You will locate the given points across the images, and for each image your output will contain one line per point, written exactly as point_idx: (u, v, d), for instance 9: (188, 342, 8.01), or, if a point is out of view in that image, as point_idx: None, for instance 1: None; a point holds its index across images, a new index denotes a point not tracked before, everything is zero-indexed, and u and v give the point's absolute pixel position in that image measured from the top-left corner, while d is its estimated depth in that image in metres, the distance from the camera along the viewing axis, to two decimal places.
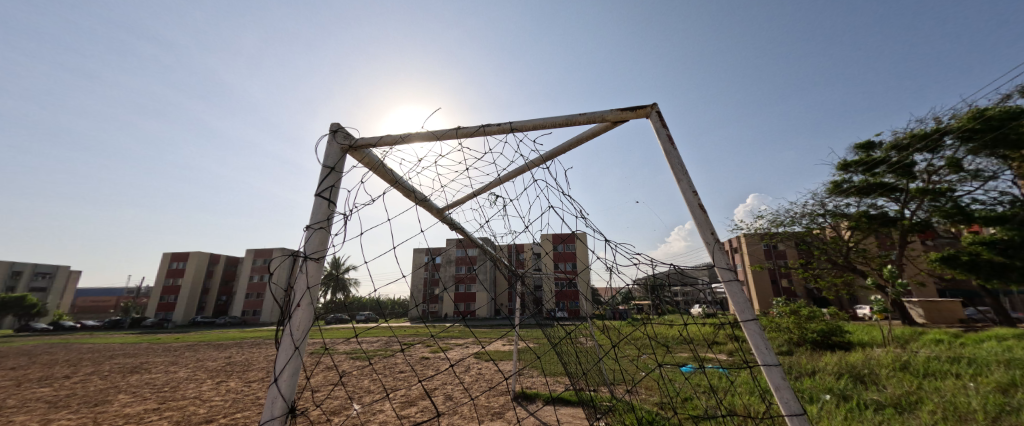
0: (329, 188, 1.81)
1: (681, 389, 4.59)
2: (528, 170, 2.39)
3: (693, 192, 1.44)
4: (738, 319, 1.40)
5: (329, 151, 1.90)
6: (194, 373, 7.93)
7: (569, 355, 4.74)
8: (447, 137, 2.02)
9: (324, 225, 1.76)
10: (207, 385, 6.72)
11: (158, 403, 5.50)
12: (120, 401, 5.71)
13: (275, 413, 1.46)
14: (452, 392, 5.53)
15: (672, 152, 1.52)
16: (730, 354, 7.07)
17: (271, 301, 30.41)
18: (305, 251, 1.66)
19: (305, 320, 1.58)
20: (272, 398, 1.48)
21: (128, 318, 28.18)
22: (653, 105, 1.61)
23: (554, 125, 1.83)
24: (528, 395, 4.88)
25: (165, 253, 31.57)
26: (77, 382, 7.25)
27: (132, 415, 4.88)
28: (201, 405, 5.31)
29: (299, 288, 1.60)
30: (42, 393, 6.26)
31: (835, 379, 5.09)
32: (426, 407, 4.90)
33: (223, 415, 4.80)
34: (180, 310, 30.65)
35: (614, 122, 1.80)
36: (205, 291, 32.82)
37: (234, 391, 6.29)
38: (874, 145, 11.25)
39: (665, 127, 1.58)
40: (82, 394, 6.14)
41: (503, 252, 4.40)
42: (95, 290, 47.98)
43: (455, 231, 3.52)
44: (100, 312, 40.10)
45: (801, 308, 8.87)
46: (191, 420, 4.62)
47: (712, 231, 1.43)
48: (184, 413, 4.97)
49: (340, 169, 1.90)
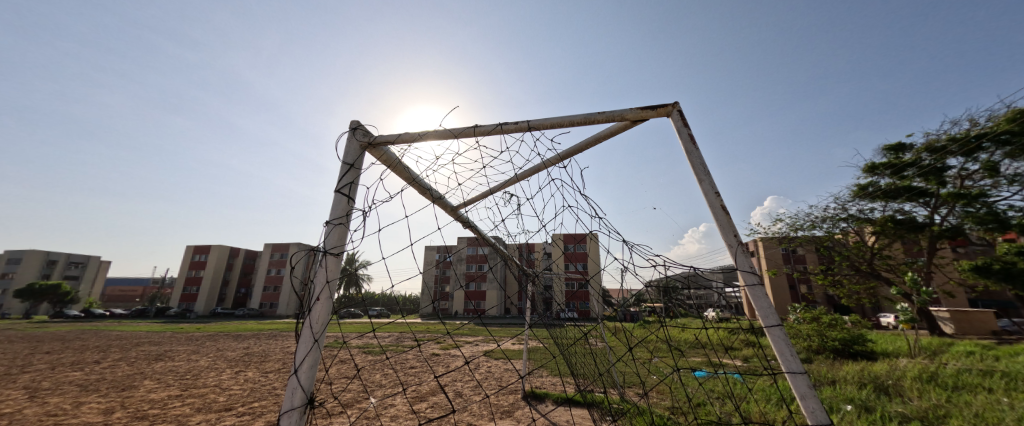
0: (348, 185, 1.86)
1: (695, 394, 4.52)
2: (544, 169, 2.41)
3: (715, 193, 1.43)
4: (761, 325, 1.37)
5: (349, 147, 1.96)
6: (215, 363, 8.22)
7: (579, 357, 4.73)
8: (464, 135, 2.03)
9: (343, 220, 1.80)
10: (226, 375, 6.93)
11: (181, 390, 5.71)
12: (146, 386, 5.95)
13: (296, 403, 1.51)
14: (462, 389, 5.57)
15: (694, 152, 1.51)
16: (747, 360, 6.95)
17: (289, 294, 31.27)
18: (324, 246, 1.72)
19: (324, 312, 1.62)
20: (292, 389, 1.52)
21: (154, 308, 29.40)
22: (675, 103, 1.59)
23: (573, 123, 1.83)
24: (537, 395, 4.90)
25: (189, 246, 32.86)
26: (106, 367, 7.59)
27: (157, 401, 5.08)
28: (221, 393, 5.49)
29: (319, 281, 1.65)
30: (74, 377, 6.57)
31: (857, 389, 4.94)
32: (436, 403, 4.97)
33: (242, 404, 4.94)
34: (202, 301, 31.76)
35: (636, 122, 1.80)
36: (225, 282, 33.94)
37: (252, 380, 6.47)
38: (905, 146, 10.73)
39: (687, 127, 1.57)
40: (111, 379, 6.42)
41: (512, 251, 4.43)
42: (125, 281, 50.33)
43: (468, 230, 3.56)
44: (129, 301, 42.17)
45: (822, 315, 8.57)
46: (212, 408, 4.78)
47: (735, 233, 1.41)
48: (205, 400, 5.15)
49: (358, 166, 1.95)
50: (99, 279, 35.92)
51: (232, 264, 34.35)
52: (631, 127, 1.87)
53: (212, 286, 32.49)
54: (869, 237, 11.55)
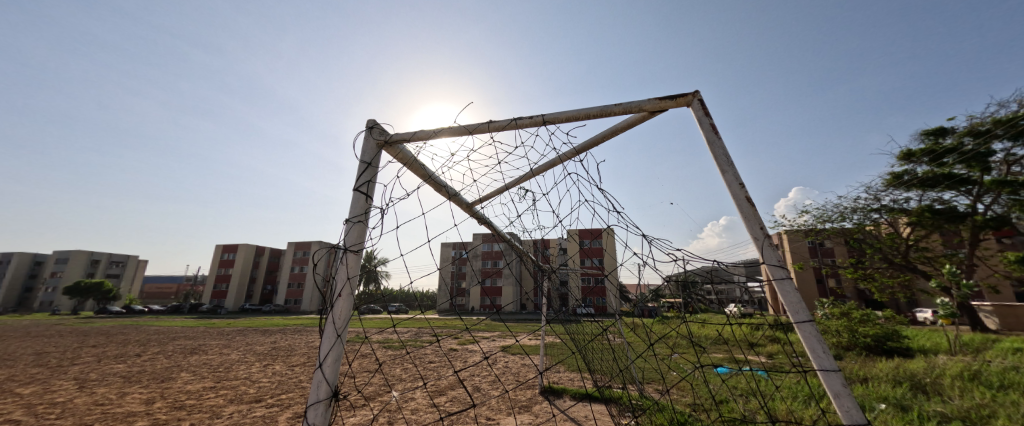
0: (366, 183, 1.89)
1: (718, 391, 4.42)
2: (559, 163, 2.38)
3: (739, 184, 1.38)
4: (791, 321, 1.31)
5: (366, 146, 1.98)
6: (244, 356, 8.59)
7: (597, 353, 4.69)
8: (478, 131, 2.03)
9: (362, 218, 1.83)
10: (255, 368, 7.24)
11: (214, 382, 6.00)
12: (182, 378, 6.28)
13: (321, 397, 1.55)
14: (480, 384, 5.64)
15: (716, 142, 1.46)
16: (771, 357, 6.74)
17: (312, 290, 32.31)
18: (345, 244, 1.75)
19: (345, 309, 1.65)
20: (318, 382, 1.56)
21: (188, 305, 30.95)
22: (695, 93, 1.54)
23: (588, 116, 1.79)
24: (555, 390, 4.89)
25: (218, 245, 34.36)
26: (147, 360, 8.06)
27: (193, 392, 5.36)
28: (251, 386, 5.74)
29: (340, 278, 1.68)
30: (118, 369, 7.00)
31: (892, 387, 4.72)
32: (455, 397, 5.04)
33: (270, 395, 5.15)
34: (231, 297, 33.22)
35: (655, 112, 1.75)
36: (252, 280, 35.35)
37: (280, 373, 6.73)
38: (945, 131, 10.09)
39: (709, 116, 1.51)
40: (151, 371, 6.81)
41: (528, 246, 4.43)
42: (161, 279, 53.11)
43: (483, 226, 3.56)
44: (165, 298, 44.53)
45: (852, 310, 8.21)
46: (243, 399, 5.00)
47: (761, 225, 1.35)
48: (236, 392, 5.40)
49: (376, 165, 1.98)
50: (137, 277, 38.04)
51: (258, 262, 35.72)
52: (650, 118, 1.82)
53: (240, 283, 33.90)
54: (904, 228, 10.94)
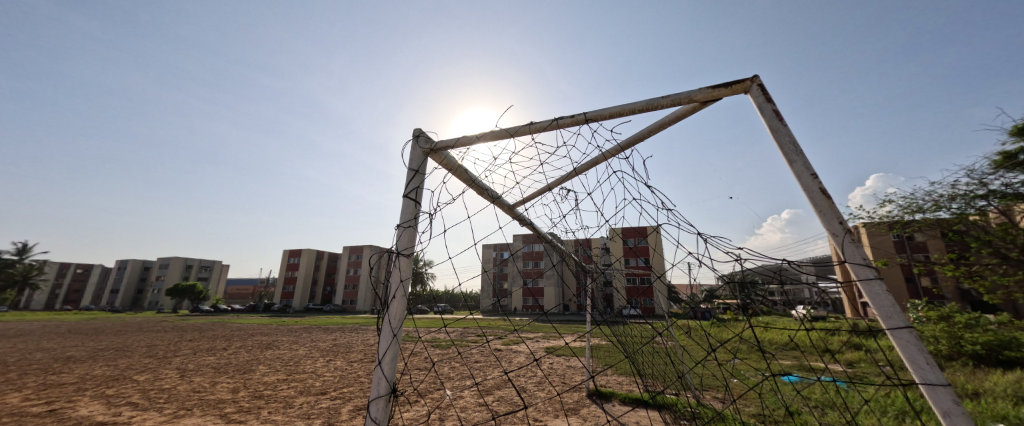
0: (415, 190, 1.99)
1: (787, 401, 4.03)
2: (602, 161, 2.32)
3: (811, 175, 1.26)
4: (884, 327, 1.16)
5: (414, 154, 2.07)
6: (310, 352, 9.36)
7: (647, 357, 4.49)
8: (520, 134, 2.06)
9: (411, 223, 1.92)
10: (320, 362, 7.87)
11: (286, 374, 6.62)
12: (260, 370, 7.00)
13: (381, 392, 1.65)
14: (526, 384, 5.64)
15: (781, 130, 1.34)
16: (850, 365, 6.02)
17: (366, 291, 34.47)
18: (397, 248, 1.84)
19: (400, 310, 1.74)
20: (378, 379, 1.66)
21: (262, 304, 34.45)
22: (753, 78, 1.42)
23: (633, 111, 1.73)
24: (603, 394, 4.75)
25: (285, 251, 37.89)
26: (231, 353, 9.09)
27: (269, 383, 5.96)
28: (317, 379, 6.24)
29: (394, 280, 1.77)
30: (209, 361, 7.98)
31: (1012, 406, 3.99)
32: (502, 397, 5.09)
33: (334, 389, 5.56)
34: (298, 298, 36.46)
35: (708, 102, 1.64)
36: (315, 281, 38.50)
37: (341, 368, 7.25)
38: None
39: (771, 102, 1.39)
40: (235, 363, 7.68)
41: (569, 246, 4.38)
42: (240, 281, 59.70)
43: (525, 228, 3.57)
44: (244, 298, 49.97)
45: (954, 314, 7.09)
46: (311, 391, 5.45)
47: (839, 219, 1.21)
48: (305, 384, 5.90)
49: (423, 172, 2.06)
50: (222, 279, 43.10)
51: (319, 265, 38.86)
52: (701, 109, 1.71)
53: (304, 284, 37.08)
54: None
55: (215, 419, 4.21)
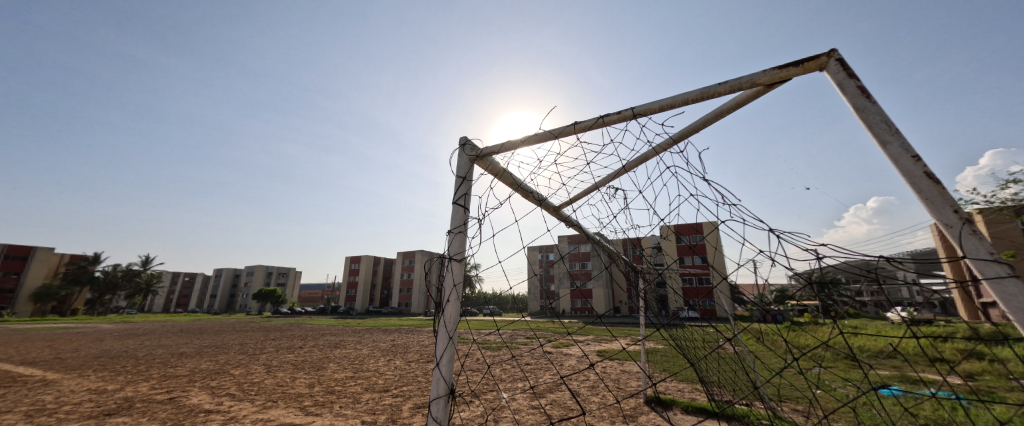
0: (463, 196, 2.06)
1: (886, 417, 3.53)
2: (653, 156, 2.23)
3: (911, 158, 1.10)
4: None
5: (461, 162, 2.15)
6: (372, 352, 10.01)
7: (710, 363, 4.20)
8: (565, 135, 2.07)
9: (461, 228, 1.99)
10: (382, 362, 8.38)
11: (352, 372, 7.14)
12: (331, 367, 7.64)
13: (441, 393, 1.72)
14: (580, 388, 5.54)
15: (869, 108, 1.19)
16: (969, 379, 5.08)
17: (420, 294, 36.16)
18: (449, 253, 1.92)
19: (454, 313, 1.80)
20: (437, 379, 1.73)
21: (330, 307, 37.63)
22: (830, 53, 1.29)
23: (686, 101, 1.66)
24: (663, 401, 4.50)
25: (348, 257, 41.06)
26: (306, 351, 10.03)
27: (339, 380, 6.47)
28: (379, 377, 6.65)
29: (448, 284, 1.84)
30: (289, 358, 8.87)
31: None
32: (555, 400, 5.04)
33: (395, 387, 5.89)
34: (360, 301, 39.29)
35: (773, 84, 1.51)
36: (374, 285, 41.22)
37: (400, 368, 7.66)
38: None
39: (852, 77, 1.25)
40: (309, 361, 8.46)
41: (618, 246, 4.25)
42: (310, 285, 65.75)
43: (573, 229, 3.52)
44: (314, 301, 55.03)
45: None
46: (375, 388, 5.82)
47: (953, 207, 1.03)
48: (369, 381, 6.32)
49: (470, 178, 2.13)
50: (296, 285, 47.81)
51: (377, 270, 41.56)
52: (766, 93, 1.58)
53: (365, 289, 39.85)
54: None
55: (295, 411, 4.65)
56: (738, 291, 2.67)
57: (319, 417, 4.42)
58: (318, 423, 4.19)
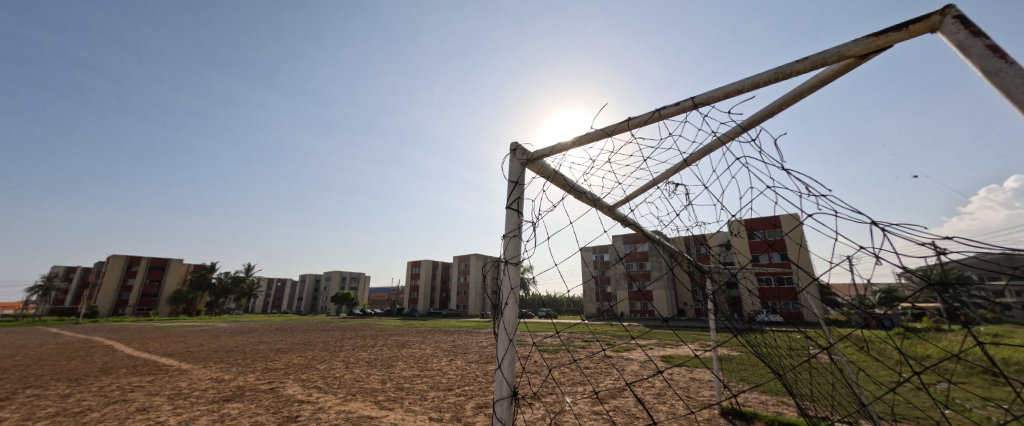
0: (516, 200, 2.10)
1: None
2: (719, 146, 2.09)
3: None
4: None
5: (512, 167, 2.19)
6: (435, 352, 10.52)
7: (798, 373, 3.76)
8: (618, 132, 2.02)
9: (516, 232, 2.02)
10: (445, 361, 8.77)
11: (418, 370, 7.57)
12: (399, 366, 8.18)
13: (503, 394, 1.75)
14: (645, 395, 5.28)
15: (1003, 69, 1.00)
16: None
17: (477, 296, 37.25)
18: (505, 257, 1.96)
19: (513, 316, 1.83)
20: (500, 381, 1.77)
21: (396, 309, 40.37)
22: (943, 11, 1.11)
23: (758, 84, 1.54)
24: (741, 413, 4.13)
25: (410, 262, 43.74)
26: (377, 350, 10.87)
27: (407, 377, 6.89)
28: (443, 376, 6.97)
29: (505, 288, 1.88)
30: (363, 355, 9.68)
31: None
32: (619, 406, 4.87)
33: (458, 386, 6.12)
34: (422, 303, 41.60)
35: (868, 55, 1.35)
36: (434, 288, 43.36)
37: (462, 367, 7.96)
38: None
39: (974, 36, 1.06)
40: (381, 358, 9.15)
41: (679, 244, 3.99)
42: (378, 289, 71.10)
43: (630, 229, 3.38)
44: (383, 303, 59.49)
45: None
46: (439, 387, 6.11)
47: None
48: (434, 380, 6.63)
49: (522, 182, 2.16)
50: (366, 288, 52.05)
51: (436, 273, 43.71)
52: (857, 65, 1.41)
53: (426, 291, 42.09)
54: None
55: (371, 405, 5.05)
56: (831, 292, 2.34)
57: (391, 411, 4.76)
58: (391, 417, 4.52)
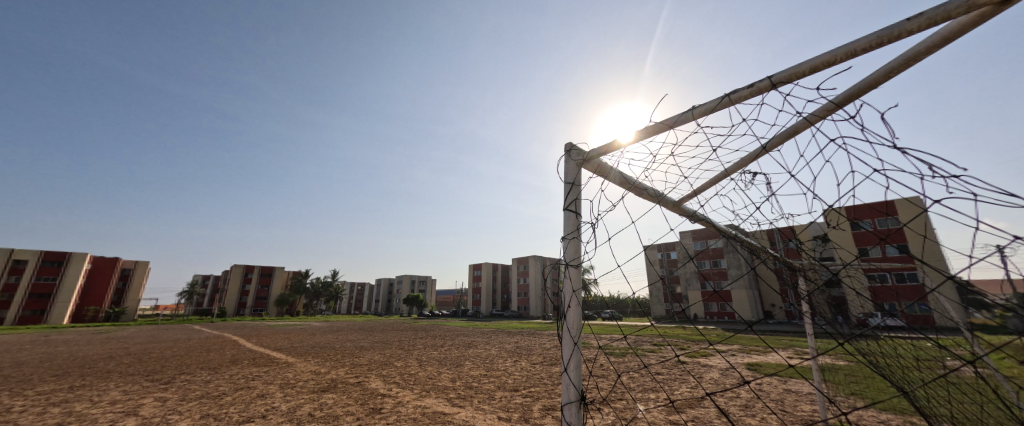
0: (573, 202, 2.10)
1: None
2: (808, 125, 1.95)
3: None
4: None
5: (568, 168, 2.20)
6: (500, 352, 10.78)
7: (931, 391, 3.16)
8: (683, 122, 1.98)
9: (575, 234, 2.02)
10: (510, 362, 8.95)
11: (485, 370, 7.83)
12: (468, 365, 8.54)
13: (571, 399, 1.76)
14: (728, 407, 4.86)
15: None
16: None
17: (537, 298, 37.35)
18: (565, 259, 1.97)
19: (576, 319, 1.83)
20: (567, 384, 1.78)
21: (461, 310, 42.18)
22: None
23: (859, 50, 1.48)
24: None
25: (471, 265, 45.42)
26: (446, 349, 11.48)
27: (475, 377, 7.16)
28: (509, 377, 7.12)
29: (567, 291, 1.89)
30: (434, 355, 10.28)
31: None
32: (697, 417, 4.54)
33: (524, 387, 6.22)
34: (484, 304, 42.91)
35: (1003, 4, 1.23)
36: (495, 290, 44.43)
37: (527, 369, 8.05)
38: None
39: None
40: (450, 358, 9.63)
41: (761, 240, 3.63)
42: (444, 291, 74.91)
43: (700, 224, 3.16)
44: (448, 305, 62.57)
45: None
46: (505, 387, 6.25)
47: None
48: (500, 381, 6.79)
49: (578, 183, 2.16)
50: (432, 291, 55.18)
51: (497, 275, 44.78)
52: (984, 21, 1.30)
53: (488, 293, 43.31)
54: None
55: (444, 402, 5.37)
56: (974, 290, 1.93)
57: (463, 409, 5.01)
58: (462, 414, 4.76)
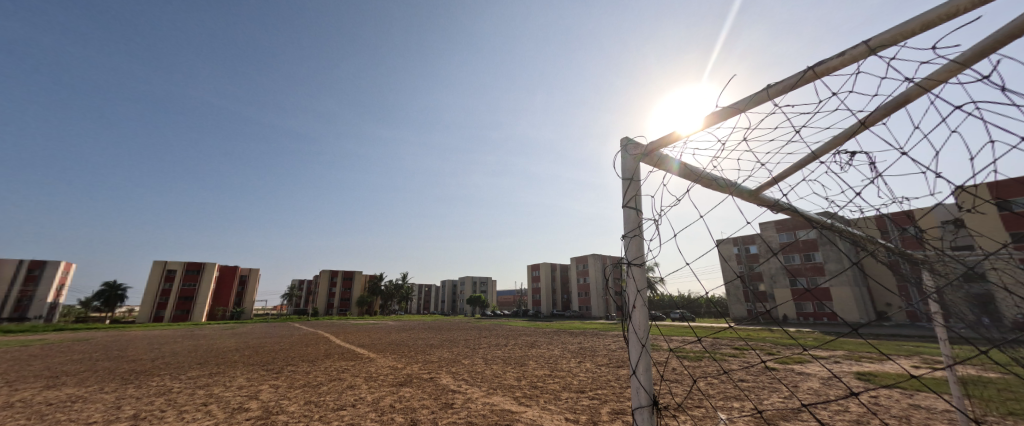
0: (632, 198, 2.05)
1: None
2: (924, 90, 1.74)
3: None
4: None
5: (625, 163, 2.15)
6: (563, 353, 10.71)
7: None
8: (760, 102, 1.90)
9: (636, 232, 1.97)
10: (574, 363, 8.85)
11: (549, 370, 7.85)
12: (532, 365, 8.64)
13: (643, 402, 1.72)
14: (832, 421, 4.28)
15: None
16: None
17: (599, 298, 36.31)
18: (628, 258, 1.94)
19: (643, 319, 1.79)
20: (637, 388, 1.74)
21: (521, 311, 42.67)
22: None
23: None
24: None
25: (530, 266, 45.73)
26: (510, 348, 11.73)
27: (540, 377, 7.23)
28: (574, 378, 7.05)
29: (631, 291, 1.85)
30: (498, 354, 10.57)
31: None
32: None
33: (590, 389, 6.12)
34: (544, 305, 42.88)
35: None
36: (555, 290, 44.15)
37: (592, 370, 7.90)
38: None
39: None
40: (514, 357, 9.82)
41: (867, 229, 3.16)
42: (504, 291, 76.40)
43: (784, 214, 2.85)
44: (509, 305, 63.64)
45: None
46: (571, 388, 6.20)
47: None
48: (565, 382, 6.75)
49: (636, 178, 2.10)
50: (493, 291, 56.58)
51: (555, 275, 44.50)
52: None
53: (547, 293, 43.23)
54: None
55: (510, 400, 5.50)
56: None
57: (529, 408, 5.10)
58: (529, 414, 4.84)
